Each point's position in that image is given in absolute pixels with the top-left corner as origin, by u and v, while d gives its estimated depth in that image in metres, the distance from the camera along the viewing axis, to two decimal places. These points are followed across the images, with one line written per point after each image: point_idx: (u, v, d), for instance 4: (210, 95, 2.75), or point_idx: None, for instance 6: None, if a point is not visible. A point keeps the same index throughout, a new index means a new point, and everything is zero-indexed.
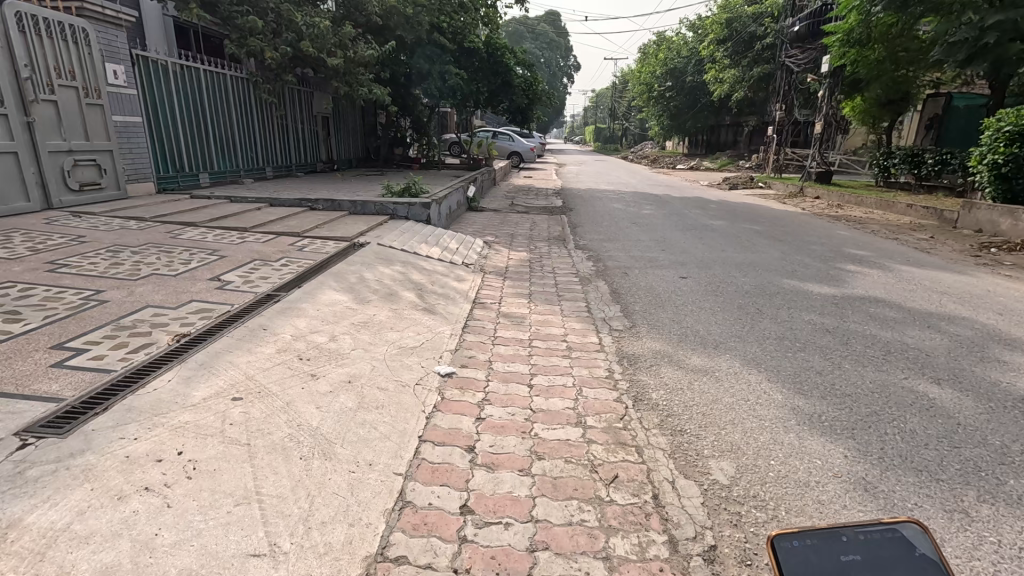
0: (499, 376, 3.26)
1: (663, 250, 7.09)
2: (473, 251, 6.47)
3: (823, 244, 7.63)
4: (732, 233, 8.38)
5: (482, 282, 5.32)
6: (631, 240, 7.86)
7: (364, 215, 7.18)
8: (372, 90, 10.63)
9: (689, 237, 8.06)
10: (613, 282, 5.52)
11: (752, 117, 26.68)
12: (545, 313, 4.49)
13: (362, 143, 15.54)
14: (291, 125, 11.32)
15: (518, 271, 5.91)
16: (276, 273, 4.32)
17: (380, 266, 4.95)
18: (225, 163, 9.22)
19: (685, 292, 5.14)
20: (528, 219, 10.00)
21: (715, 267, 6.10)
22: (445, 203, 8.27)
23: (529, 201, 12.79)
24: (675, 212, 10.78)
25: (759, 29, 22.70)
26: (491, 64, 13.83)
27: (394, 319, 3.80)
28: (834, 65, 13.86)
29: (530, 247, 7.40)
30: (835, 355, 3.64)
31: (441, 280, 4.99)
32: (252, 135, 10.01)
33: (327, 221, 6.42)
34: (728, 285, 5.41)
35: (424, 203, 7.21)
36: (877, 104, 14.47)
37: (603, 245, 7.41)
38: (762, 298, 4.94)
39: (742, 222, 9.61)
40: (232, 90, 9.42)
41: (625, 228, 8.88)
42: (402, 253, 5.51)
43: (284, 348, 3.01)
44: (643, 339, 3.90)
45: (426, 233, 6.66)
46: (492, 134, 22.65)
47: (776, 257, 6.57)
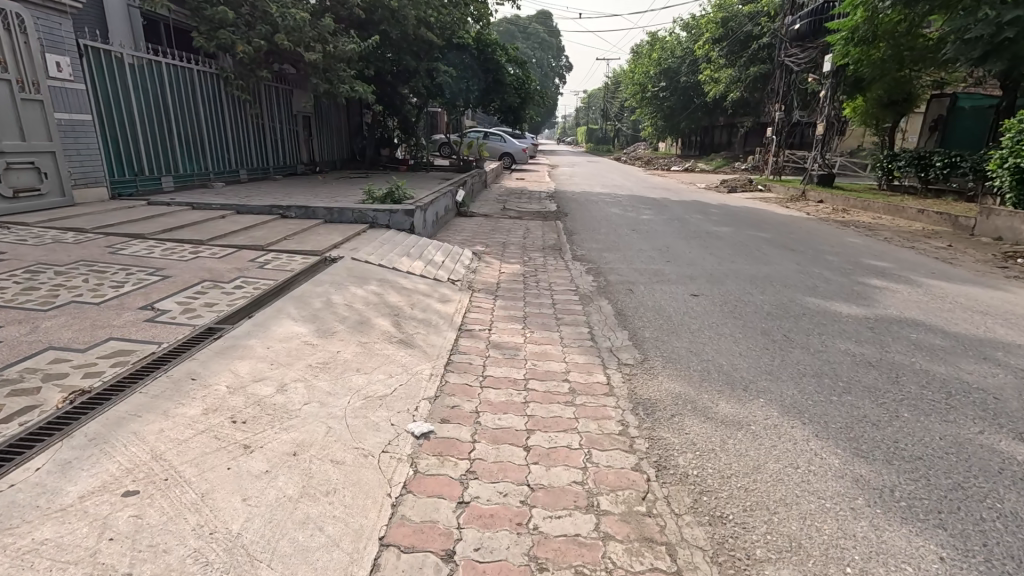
0: (488, 435, 2.63)
1: (670, 261, 6.51)
2: (460, 264, 5.85)
3: (838, 254, 7.09)
4: (739, 241, 7.83)
5: (471, 302, 4.71)
6: (632, 249, 7.28)
7: (341, 223, 6.52)
8: (355, 87, 9.97)
9: (694, 246, 7.49)
10: (617, 301, 4.93)
11: (747, 118, 26.25)
12: (542, 343, 3.88)
13: (347, 144, 14.86)
14: (268, 124, 10.62)
15: (512, 287, 5.30)
16: (226, 298, 3.66)
17: (352, 286, 4.31)
18: (193, 165, 8.52)
19: (700, 314, 4.55)
20: (521, 225, 9.38)
21: (728, 283, 5.53)
22: (431, 209, 7.65)
23: (522, 205, 12.19)
24: (676, 218, 10.23)
25: (755, 28, 22.22)
26: (481, 62, 13.22)
27: (361, 358, 3.16)
28: (836, 64, 13.39)
29: (523, 258, 6.80)
30: (889, 399, 3.06)
31: (423, 302, 4.36)
32: (223, 136, 9.30)
33: (298, 232, 5.76)
34: (745, 304, 4.83)
35: (407, 210, 6.57)
36: (880, 105, 14.07)
37: (603, 257, 6.81)
38: (786, 322, 4.36)
39: (748, 228, 9.07)
40: (200, 86, 8.71)
41: (625, 235, 8.30)
42: (380, 270, 4.88)
43: (213, 406, 2.37)
44: (659, 379, 3.30)
45: (409, 244, 6.03)
46: (483, 134, 22.00)
47: (793, 271, 6.01)
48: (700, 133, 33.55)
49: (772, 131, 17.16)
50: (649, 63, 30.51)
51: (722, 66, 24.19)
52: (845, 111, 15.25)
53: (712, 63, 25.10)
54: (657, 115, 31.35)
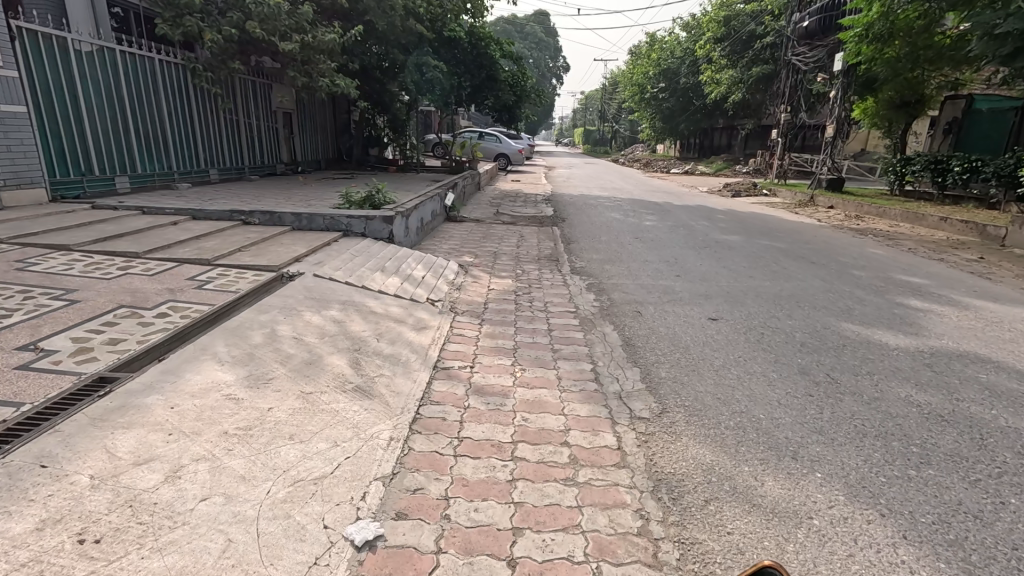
0: (459, 539, 1.91)
1: (680, 276, 5.83)
2: (443, 280, 5.13)
3: (865, 268, 6.40)
4: (753, 252, 7.14)
5: (452, 329, 3.99)
6: (637, 260, 6.58)
7: (310, 231, 5.78)
8: (336, 81, 9.23)
9: (705, 258, 6.80)
10: (624, 327, 4.22)
11: (749, 120, 25.62)
12: (535, 386, 3.16)
13: (332, 143, 14.13)
14: (243, 120, 9.85)
15: (502, 308, 4.58)
16: (141, 332, 2.93)
17: (307, 312, 3.58)
18: (154, 164, 7.78)
19: (722, 345, 3.85)
20: (515, 232, 8.67)
21: (749, 304, 4.82)
22: (415, 215, 6.92)
23: (516, 208, 11.48)
24: (681, 224, 9.54)
25: (758, 28, 21.57)
26: (475, 57, 12.50)
27: (299, 418, 2.43)
28: (848, 62, 12.78)
29: (516, 271, 6.09)
30: (982, 476, 2.37)
31: (395, 331, 3.64)
32: (191, 133, 8.55)
33: (257, 242, 5.03)
34: (774, 332, 4.13)
35: (385, 217, 5.85)
36: (894, 106, 13.55)
37: (605, 270, 6.12)
38: (827, 357, 3.65)
39: (760, 237, 8.38)
40: (164, 78, 7.96)
41: (628, 245, 7.59)
42: (346, 289, 4.16)
43: (55, 515, 1.64)
44: (684, 444, 2.59)
45: (385, 256, 5.31)
46: (478, 134, 21.27)
47: (819, 289, 5.32)
48: (700, 135, 32.94)
49: (777, 133, 16.50)
50: (648, 63, 29.84)
51: (723, 67, 23.56)
52: (855, 113, 14.63)
53: (714, 63, 24.47)
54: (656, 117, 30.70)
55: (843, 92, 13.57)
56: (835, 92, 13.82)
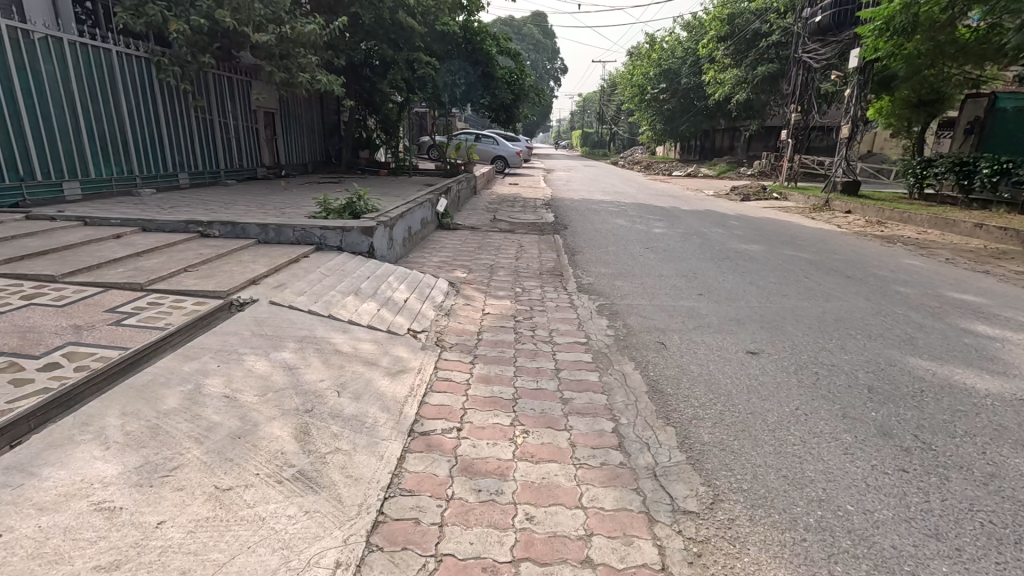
0: None
1: (703, 296, 5.09)
2: (430, 303, 4.38)
3: (910, 284, 5.67)
4: (780, 266, 6.41)
5: (437, 371, 3.24)
6: (652, 276, 5.86)
7: (278, 245, 5.01)
8: (318, 76, 8.47)
9: (727, 273, 6.07)
10: (648, 365, 3.49)
11: (752, 122, 25.00)
12: (541, 461, 2.39)
13: (319, 145, 13.39)
14: (218, 120, 9.09)
15: (498, 340, 3.81)
16: (8, 393, 2.16)
17: (251, 357, 2.82)
18: (112, 168, 7.00)
19: (771, 392, 3.11)
20: (513, 241, 7.92)
21: (792, 333, 4.09)
22: (401, 224, 6.17)
23: (514, 214, 10.75)
24: (693, 232, 8.84)
25: (763, 26, 20.89)
26: (469, 53, 11.77)
27: (199, 538, 1.66)
28: (865, 58, 12.09)
29: (515, 288, 5.34)
30: None
31: (363, 379, 2.89)
32: (158, 133, 7.79)
33: (209, 259, 4.26)
34: (832, 373, 3.39)
35: (365, 227, 5.10)
36: (912, 105, 12.96)
37: (616, 287, 5.38)
38: (908, 409, 2.91)
39: (783, 246, 7.67)
40: (126, 73, 7.21)
41: (639, 256, 6.86)
42: (308, 321, 3.39)
43: None
44: (756, 562, 1.85)
45: (363, 274, 4.56)
46: (474, 136, 20.57)
47: (867, 312, 4.58)
48: (700, 136, 32.35)
49: (787, 134, 15.80)
50: (648, 64, 29.24)
51: (727, 66, 22.87)
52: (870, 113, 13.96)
53: (716, 63, 23.84)
54: (656, 118, 30.06)
55: (860, 90, 12.78)
56: (849, 90, 13.05)
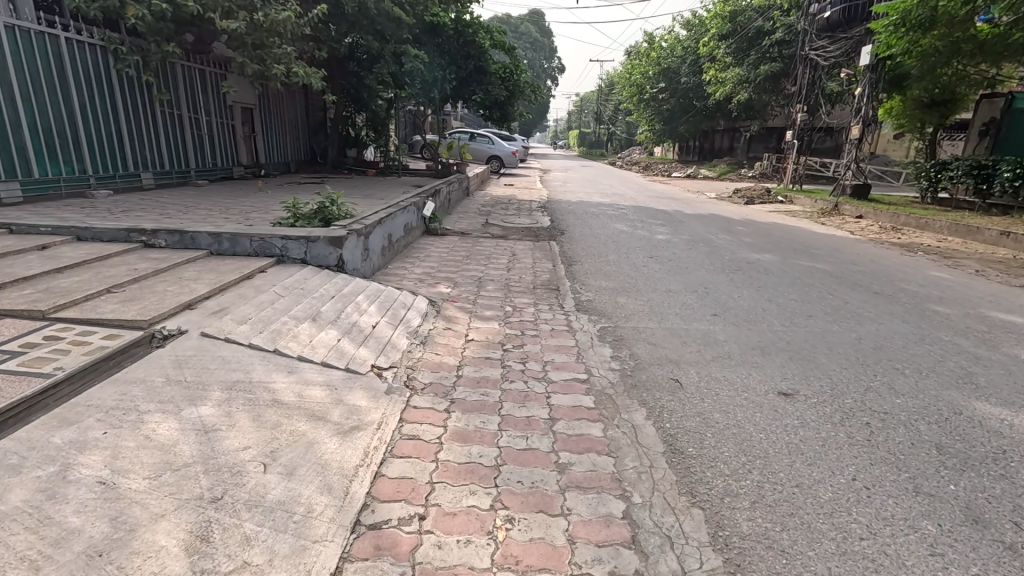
0: None
1: (718, 317, 4.48)
2: (403, 328, 3.74)
3: (947, 302, 5.06)
4: (799, 280, 5.81)
5: (401, 425, 2.60)
6: (658, 291, 5.25)
7: (232, 257, 4.37)
8: (295, 68, 7.82)
9: (742, 288, 5.47)
10: (663, 413, 2.87)
11: (754, 122, 24.48)
12: (529, 571, 1.77)
13: (302, 144, 12.73)
14: (188, 115, 8.42)
15: (482, 379, 3.18)
16: None
17: (154, 418, 2.17)
18: (61, 168, 6.32)
19: (817, 455, 2.50)
20: (505, 249, 7.29)
21: (828, 367, 3.48)
22: (379, 232, 5.53)
23: (507, 218, 10.14)
24: (699, 239, 8.23)
25: (766, 24, 20.35)
26: (460, 46, 11.08)
27: None
28: (878, 54, 11.50)
29: (505, 306, 4.72)
30: None
31: (302, 443, 2.25)
32: (117, 128, 7.11)
33: (141, 276, 3.61)
34: (887, 424, 2.78)
35: (332, 237, 4.45)
36: (924, 106, 12.48)
37: (619, 306, 4.76)
38: (997, 483, 2.29)
39: (798, 256, 7.08)
40: (78, 62, 6.52)
41: (643, 267, 6.24)
42: (244, 360, 2.75)
43: None
44: None
45: (327, 293, 3.91)
46: (468, 135, 19.98)
47: (910, 339, 3.98)
48: (700, 137, 31.85)
49: (793, 135, 15.23)
50: (647, 63, 28.68)
51: (729, 65, 22.33)
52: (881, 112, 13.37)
53: (717, 62, 23.28)
54: (655, 118, 29.51)
55: (872, 89, 12.24)
56: (860, 89, 12.50)
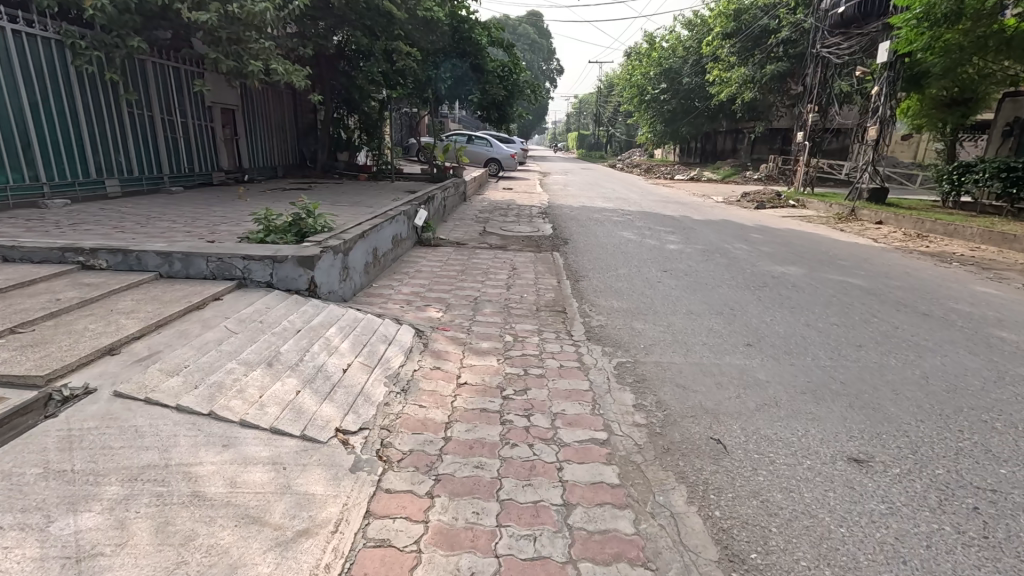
0: None
1: (751, 349, 3.85)
2: (382, 370, 3.09)
3: (1011, 326, 4.42)
4: (834, 298, 5.17)
5: (367, 523, 1.95)
6: (678, 314, 4.62)
7: (185, 281, 3.72)
8: (274, 64, 7.18)
9: (773, 308, 4.84)
10: (709, 495, 2.23)
11: (758, 123, 23.90)
12: None
13: (290, 147, 12.11)
14: (159, 116, 7.77)
15: (475, 443, 2.53)
16: None
17: (5, 543, 1.52)
18: (8, 174, 5.66)
19: (927, 566, 1.86)
20: (504, 262, 6.66)
21: (900, 418, 2.85)
22: (361, 247, 4.89)
23: (507, 224, 9.52)
24: (714, 249, 7.60)
25: (771, 22, 19.81)
26: (455, 43, 10.40)
27: None
28: (898, 50, 10.82)
29: (505, 333, 4.08)
30: None
31: (219, 568, 1.60)
32: (76, 130, 6.46)
33: (62, 309, 2.96)
34: (1003, 511, 2.14)
35: (301, 257, 3.80)
36: (943, 105, 11.90)
37: (636, 334, 4.12)
38: None
39: (826, 268, 6.45)
40: (30, 57, 5.88)
41: (657, 284, 5.60)
42: (162, 433, 2.10)
43: None
44: None
45: (291, 327, 3.26)
46: (467, 138, 19.50)
47: (987, 377, 3.34)
48: (702, 139, 31.34)
49: (803, 136, 14.62)
50: (648, 63, 28.08)
51: (733, 65, 21.77)
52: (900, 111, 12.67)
53: (721, 61, 22.70)
54: (657, 120, 28.96)
55: (890, 87, 11.49)
56: (877, 88, 11.75)
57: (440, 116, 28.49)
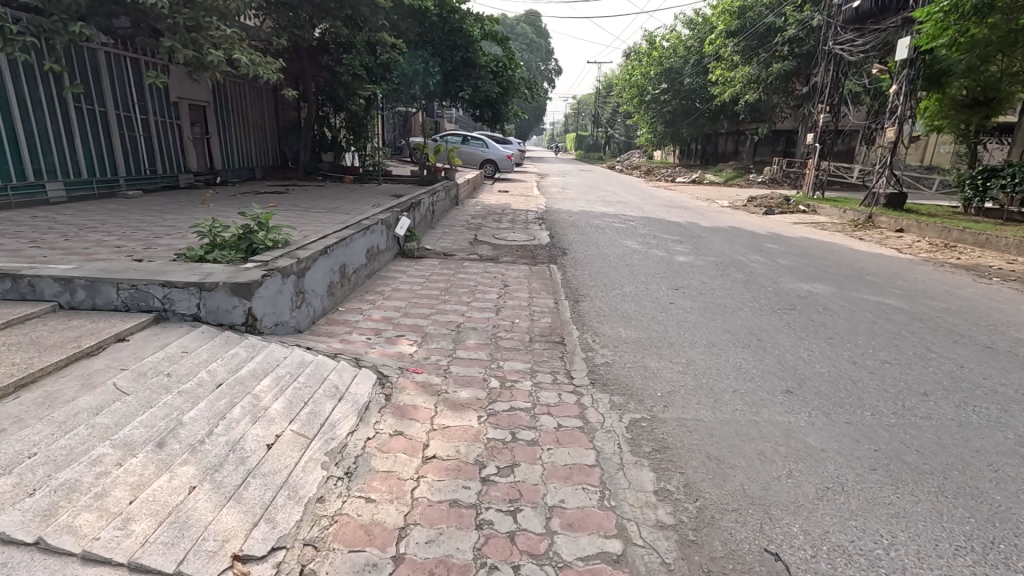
0: None
1: (793, 399, 3.11)
2: (322, 442, 2.35)
3: None
4: (876, 325, 4.44)
5: None
6: (697, 348, 3.88)
7: (88, 314, 2.96)
8: (239, 55, 6.41)
9: (807, 339, 4.11)
10: None
11: (761, 124, 23.25)
12: None
13: (269, 147, 11.35)
14: (112, 111, 7.00)
15: (438, 568, 1.79)
16: None
17: None
18: None
19: None
20: (495, 277, 5.92)
21: (1016, 516, 2.12)
22: (322, 265, 4.14)
23: (500, 232, 8.80)
24: (727, 261, 6.85)
25: (777, 19, 19.11)
26: (444, 35, 9.67)
27: None
28: (920, 46, 9.99)
29: (490, 376, 3.33)
30: None
31: None
32: (8, 125, 5.69)
33: None
34: None
35: (234, 284, 3.05)
36: (964, 105, 11.17)
37: (651, 378, 3.37)
38: None
39: (856, 285, 5.73)
40: None
41: (669, 307, 4.86)
42: None
43: None
44: None
45: (210, 381, 2.51)
46: (461, 138, 18.77)
47: None
48: (702, 140, 30.64)
49: (813, 138, 13.93)
50: (647, 62, 27.37)
51: (736, 64, 21.08)
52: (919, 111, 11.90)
53: (723, 61, 22.02)
54: (657, 120, 28.26)
55: (910, 85, 10.71)
56: (895, 86, 10.99)
57: (435, 115, 27.80)
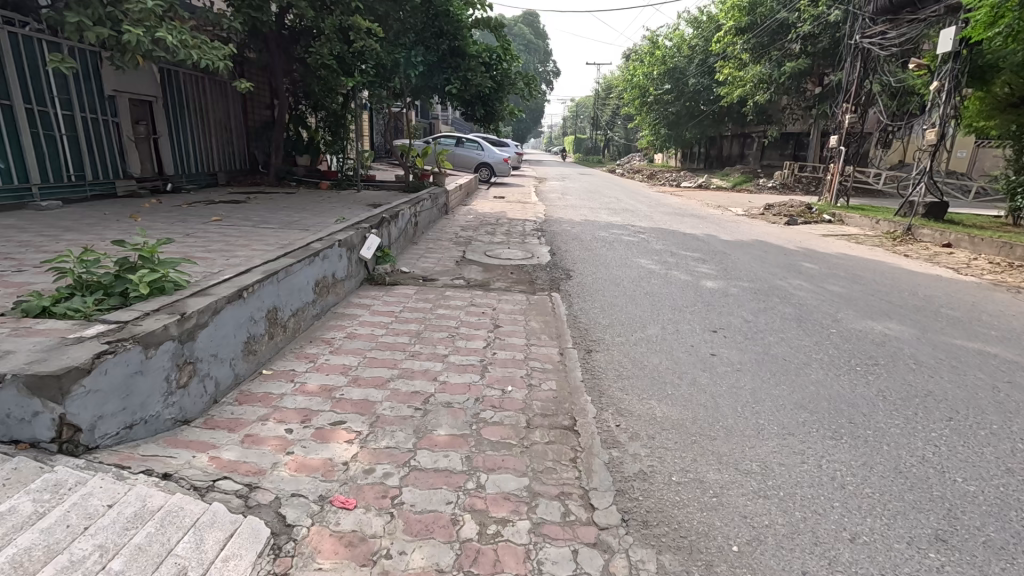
0: None
1: (958, 563, 1.90)
2: None
3: None
4: (1004, 394, 3.24)
5: None
6: (769, 444, 2.66)
7: None
8: (170, 33, 5.17)
9: (920, 421, 2.90)
10: None
11: (770, 127, 22.13)
12: None
13: (237, 149, 10.15)
14: (18, 104, 5.76)
15: None
16: None
17: None
18: None
19: None
20: (484, 312, 4.72)
21: None
22: (232, 315, 2.90)
23: (493, 247, 7.60)
24: (766, 289, 5.64)
25: (791, 15, 18.04)
26: (428, 20, 8.45)
27: None
28: (975, 36, 8.75)
29: (465, 508, 2.11)
30: None
31: None
32: None
33: None
34: None
35: (31, 376, 1.83)
36: (1010, 104, 9.87)
37: (715, 513, 2.16)
38: None
39: (940, 326, 4.55)
40: None
41: (712, 363, 3.66)
42: None
43: None
44: None
45: None
46: (454, 140, 17.59)
47: None
48: (706, 143, 29.51)
49: (836, 140, 12.79)
50: (649, 62, 26.32)
51: (745, 63, 19.99)
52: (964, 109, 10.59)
53: (731, 60, 20.93)
54: (660, 123, 27.11)
55: (954, 82, 9.53)
56: (935, 83, 9.79)
57: (430, 115, 26.69)
